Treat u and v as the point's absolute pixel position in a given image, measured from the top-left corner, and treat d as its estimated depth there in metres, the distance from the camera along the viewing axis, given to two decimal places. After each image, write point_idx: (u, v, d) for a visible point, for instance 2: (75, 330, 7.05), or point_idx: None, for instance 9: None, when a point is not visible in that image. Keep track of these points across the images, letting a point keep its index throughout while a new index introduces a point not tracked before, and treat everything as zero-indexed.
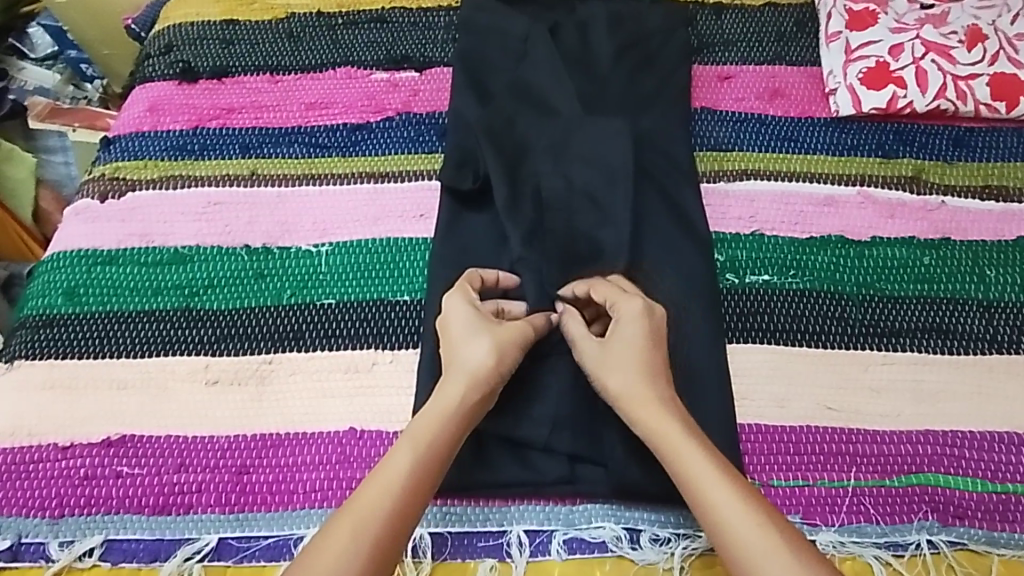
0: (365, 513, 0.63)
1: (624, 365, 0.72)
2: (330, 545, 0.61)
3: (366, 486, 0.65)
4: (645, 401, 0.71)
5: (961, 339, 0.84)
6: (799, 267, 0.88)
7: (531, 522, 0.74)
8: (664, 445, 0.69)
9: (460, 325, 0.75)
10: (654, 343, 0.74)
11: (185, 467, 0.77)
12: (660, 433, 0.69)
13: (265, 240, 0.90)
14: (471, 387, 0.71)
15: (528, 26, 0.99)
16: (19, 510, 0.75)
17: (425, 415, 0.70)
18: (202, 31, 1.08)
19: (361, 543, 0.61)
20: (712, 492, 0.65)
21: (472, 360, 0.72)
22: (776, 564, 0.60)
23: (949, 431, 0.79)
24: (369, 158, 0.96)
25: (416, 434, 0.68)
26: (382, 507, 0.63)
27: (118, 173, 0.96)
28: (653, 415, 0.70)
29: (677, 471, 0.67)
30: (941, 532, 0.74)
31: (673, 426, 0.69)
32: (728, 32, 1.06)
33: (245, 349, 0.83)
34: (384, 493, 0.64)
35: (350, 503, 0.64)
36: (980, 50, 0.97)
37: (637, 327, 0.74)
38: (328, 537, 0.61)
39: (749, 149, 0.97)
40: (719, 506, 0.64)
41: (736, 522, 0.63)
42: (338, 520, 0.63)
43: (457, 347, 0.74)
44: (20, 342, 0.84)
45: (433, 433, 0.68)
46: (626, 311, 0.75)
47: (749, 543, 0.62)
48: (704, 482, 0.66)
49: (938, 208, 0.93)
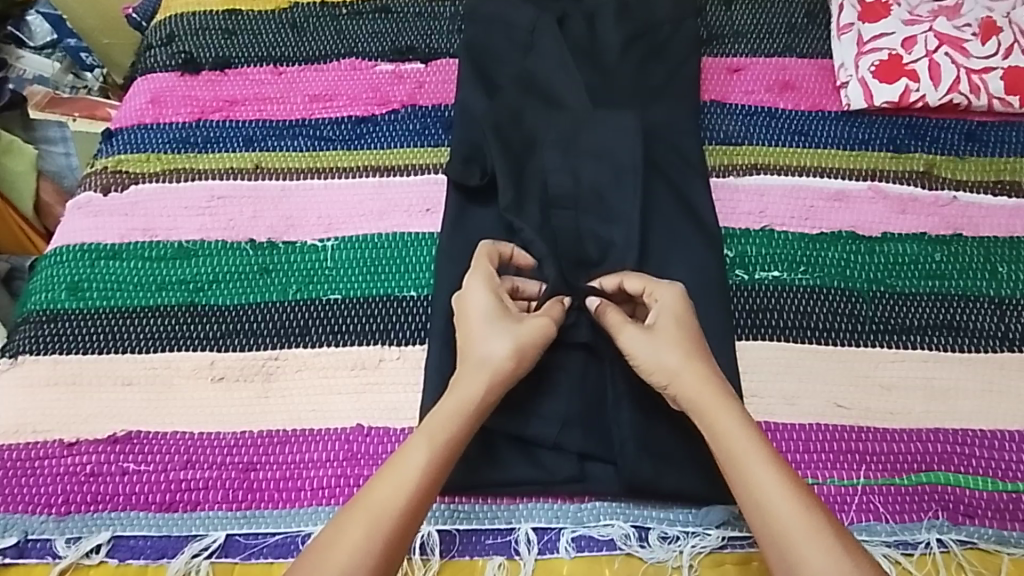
0: (381, 506, 0.62)
1: (669, 346, 0.71)
2: (346, 539, 0.60)
3: (382, 478, 0.64)
4: (690, 378, 0.69)
5: (972, 336, 0.84)
6: (810, 263, 0.87)
7: (540, 519, 0.74)
8: (709, 418, 0.68)
9: (482, 317, 0.73)
10: (696, 329, 0.73)
11: (191, 464, 0.77)
12: (706, 406, 0.68)
13: (270, 235, 0.90)
14: (490, 383, 0.70)
15: (535, 16, 0.97)
16: (24, 508, 0.75)
17: (443, 409, 0.68)
18: (204, 21, 1.06)
19: (376, 539, 0.60)
20: (755, 471, 0.64)
21: (492, 354, 0.71)
22: (812, 545, 0.60)
23: (960, 429, 0.79)
24: (374, 151, 0.95)
25: (435, 430, 0.67)
26: (399, 502, 0.62)
27: (120, 166, 0.95)
28: (699, 390, 0.69)
29: (721, 444, 0.66)
30: (951, 530, 0.73)
31: (719, 402, 0.68)
32: (737, 23, 1.05)
33: (250, 345, 0.83)
34: (401, 488, 0.63)
35: (366, 494, 0.63)
36: (994, 42, 0.96)
37: (677, 313, 0.73)
38: (343, 531, 0.61)
39: (758, 143, 0.96)
40: (760, 486, 0.63)
41: (776, 504, 0.62)
42: (352, 514, 0.62)
43: (476, 340, 0.72)
44: (24, 337, 0.83)
45: (451, 429, 0.67)
46: (664, 297, 0.75)
47: (790, 526, 0.61)
48: (748, 459, 0.65)
49: (950, 204, 0.92)
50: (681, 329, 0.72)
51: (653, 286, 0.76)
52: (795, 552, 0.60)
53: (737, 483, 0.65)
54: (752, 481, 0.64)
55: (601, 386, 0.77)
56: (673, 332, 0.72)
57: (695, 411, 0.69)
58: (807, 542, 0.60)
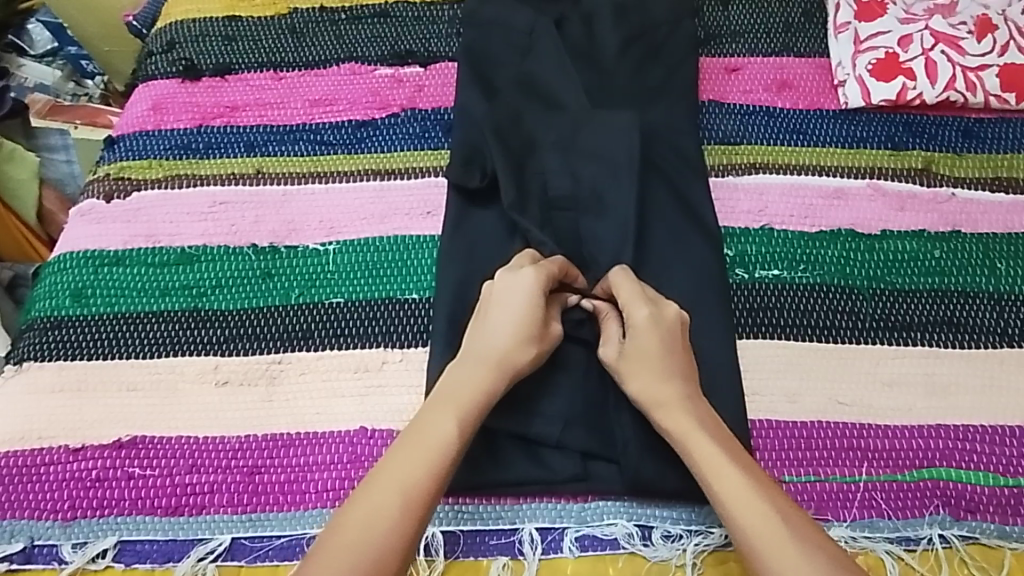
0: (410, 480, 0.64)
1: (643, 370, 0.72)
2: (382, 512, 0.62)
3: (407, 452, 0.66)
4: (667, 402, 0.71)
5: (972, 332, 0.84)
6: (809, 262, 0.88)
7: (543, 519, 0.74)
8: (685, 441, 0.69)
9: (504, 298, 0.75)
10: (673, 346, 0.74)
11: (197, 468, 0.77)
12: (676, 420, 0.70)
13: (272, 240, 0.90)
14: (505, 365, 0.72)
15: (533, 19, 0.98)
16: (30, 513, 0.75)
17: (464, 386, 0.70)
18: (204, 28, 1.07)
19: (410, 511, 0.63)
20: (726, 481, 0.65)
21: (505, 341, 0.73)
22: (790, 553, 0.60)
23: (961, 425, 0.79)
24: (374, 155, 0.96)
25: (458, 406, 0.69)
26: (427, 475, 0.65)
27: (123, 173, 0.95)
28: (672, 407, 0.70)
29: (694, 461, 0.68)
30: (953, 526, 0.74)
31: (693, 424, 0.69)
32: (735, 23, 1.05)
33: (254, 349, 0.83)
34: (429, 463, 0.65)
35: (393, 466, 0.65)
36: (990, 40, 0.96)
37: (652, 334, 0.73)
38: (374, 507, 0.62)
39: (757, 142, 0.96)
40: (734, 500, 0.64)
41: (755, 520, 0.63)
42: (385, 485, 0.64)
43: (492, 324, 0.74)
44: (28, 344, 0.84)
45: (470, 404, 0.69)
46: (639, 318, 0.74)
47: (773, 542, 0.61)
48: (718, 469, 0.66)
49: (949, 200, 0.92)
50: (657, 352, 0.73)
51: (634, 305, 0.75)
52: (774, 561, 0.60)
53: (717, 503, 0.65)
54: (731, 500, 0.64)
55: (603, 386, 0.78)
56: (647, 355, 0.72)
57: (672, 435, 0.70)
58: (789, 555, 0.60)
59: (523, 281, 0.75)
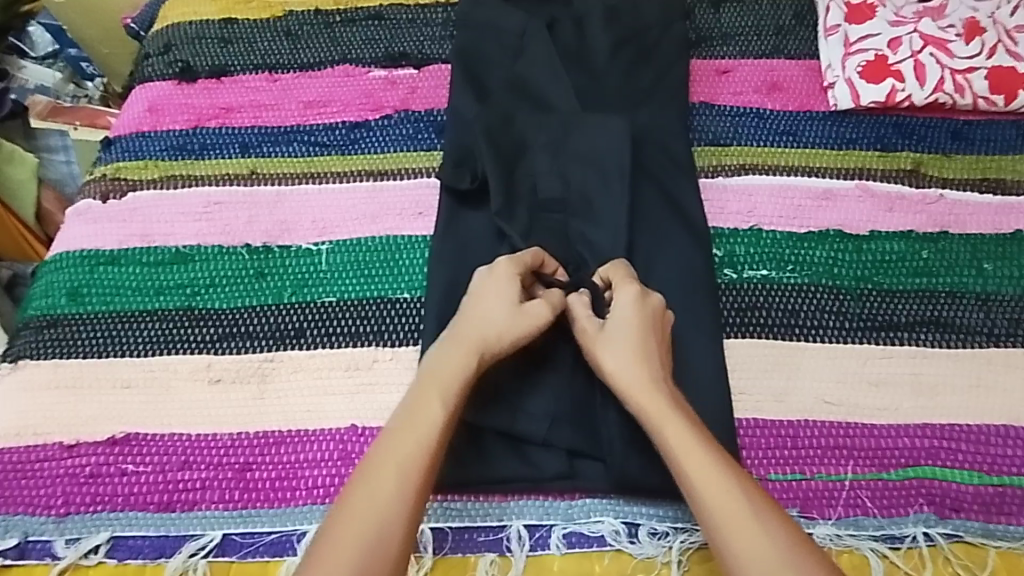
0: (404, 464, 0.64)
1: (621, 349, 0.72)
2: (378, 497, 0.63)
3: (399, 437, 0.66)
4: (643, 387, 0.70)
5: (958, 332, 0.84)
6: (797, 262, 0.88)
7: (531, 516, 0.75)
8: (658, 425, 0.68)
9: (485, 286, 0.76)
10: (655, 330, 0.74)
11: (189, 465, 0.78)
12: (648, 404, 0.69)
13: (265, 239, 0.91)
14: (491, 349, 0.73)
15: (525, 21, 0.99)
16: (24, 509, 0.76)
17: (450, 369, 0.70)
18: (200, 30, 1.08)
19: (406, 493, 0.63)
20: (696, 465, 0.65)
21: (490, 324, 0.74)
22: (753, 537, 0.61)
23: (946, 424, 0.79)
24: (367, 156, 0.97)
25: (444, 389, 0.69)
26: (420, 459, 0.65)
27: (119, 173, 0.96)
28: (644, 391, 0.70)
29: (665, 445, 0.67)
30: (938, 524, 0.74)
31: (666, 408, 0.69)
32: (726, 26, 1.06)
33: (246, 347, 0.84)
34: (422, 445, 0.66)
35: (382, 452, 0.65)
36: (978, 43, 0.97)
37: (635, 312, 0.74)
38: (370, 492, 0.63)
39: (747, 144, 0.97)
40: (703, 484, 0.64)
41: (726, 505, 0.63)
42: (378, 471, 0.64)
43: (477, 310, 0.75)
44: (24, 342, 0.85)
45: (458, 386, 0.70)
46: (622, 299, 0.75)
47: (743, 528, 0.62)
48: (688, 453, 0.66)
49: (937, 201, 0.93)
50: (638, 329, 0.73)
51: (619, 291, 0.76)
52: (739, 545, 0.61)
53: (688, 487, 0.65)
54: (703, 486, 0.64)
55: (590, 385, 0.78)
56: (628, 336, 0.73)
57: (645, 418, 0.69)
58: (755, 539, 0.61)
59: (499, 270, 0.77)
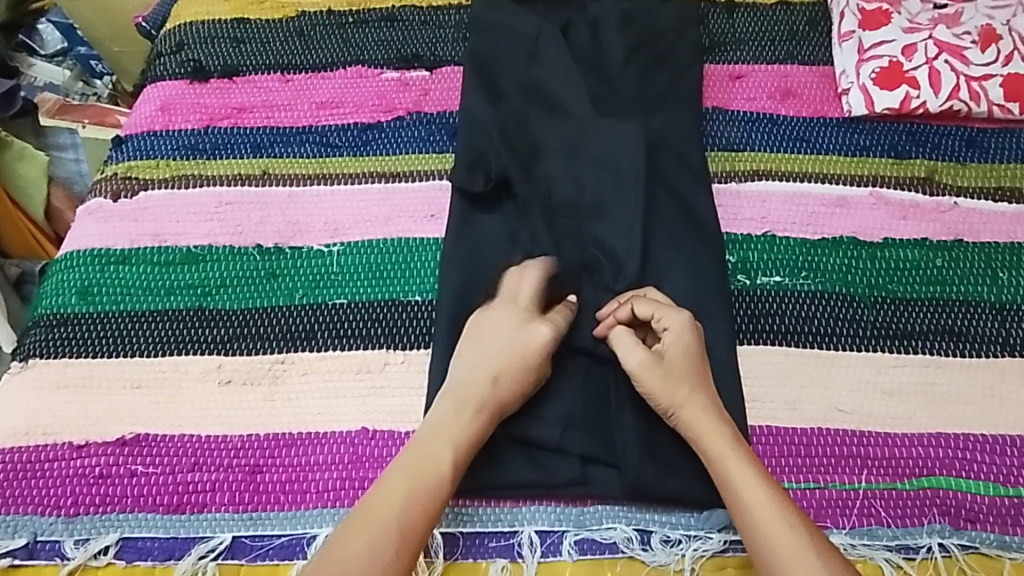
0: (409, 511, 0.67)
1: (680, 367, 0.74)
2: (380, 541, 0.65)
3: (406, 482, 0.69)
4: (698, 413, 0.72)
5: (973, 341, 0.84)
6: (811, 269, 0.88)
7: (543, 522, 0.75)
8: (710, 448, 0.71)
9: (502, 336, 0.77)
10: (702, 357, 0.76)
11: (199, 466, 0.77)
12: (704, 430, 0.72)
13: (276, 240, 0.91)
14: (501, 400, 0.74)
15: (539, 25, 0.98)
16: (34, 509, 0.76)
17: (462, 419, 0.73)
18: (213, 30, 1.08)
19: (405, 539, 0.66)
20: (751, 490, 0.68)
21: (505, 376, 0.75)
22: (805, 562, 0.64)
23: (961, 434, 0.79)
24: (379, 158, 0.96)
25: (456, 440, 0.72)
26: (425, 506, 0.68)
27: (130, 172, 0.96)
28: (699, 417, 0.72)
29: (721, 470, 0.70)
30: (953, 535, 0.74)
31: (721, 431, 0.72)
32: (739, 31, 1.06)
33: (257, 348, 0.84)
34: (427, 495, 0.68)
35: (392, 496, 0.68)
36: (994, 50, 0.97)
37: (686, 340, 0.75)
38: (375, 534, 0.65)
39: (760, 149, 0.97)
40: (759, 509, 0.67)
41: (775, 531, 0.66)
42: (385, 515, 0.67)
43: (479, 355, 0.76)
44: (33, 341, 0.85)
45: (468, 438, 0.72)
46: (673, 324, 0.76)
47: (794, 551, 0.65)
48: (742, 479, 0.69)
49: (951, 210, 0.92)
50: (688, 357, 0.75)
51: (670, 316, 0.77)
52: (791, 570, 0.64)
53: (736, 509, 0.68)
54: (756, 509, 0.67)
55: (604, 391, 0.78)
56: (688, 359, 0.75)
57: (696, 439, 0.72)
58: (809, 565, 0.64)
59: (517, 320, 0.78)
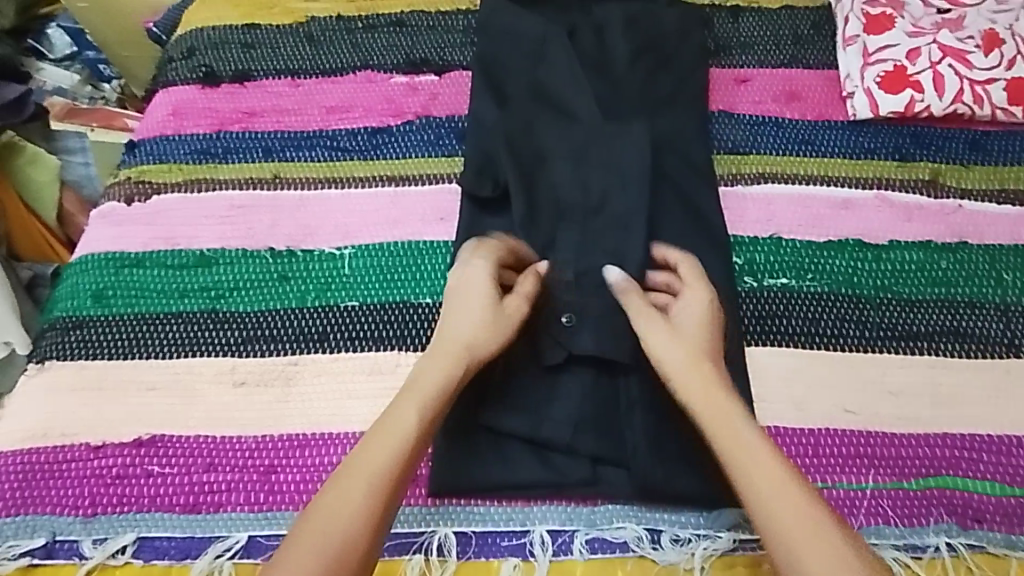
0: (377, 467, 0.65)
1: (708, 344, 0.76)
2: (346, 499, 0.63)
3: (373, 442, 0.67)
4: (719, 407, 0.70)
5: (978, 342, 0.85)
6: (817, 270, 0.89)
7: (554, 521, 0.75)
8: (728, 439, 0.68)
9: (473, 298, 0.78)
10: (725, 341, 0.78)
11: (214, 467, 0.78)
12: (722, 422, 0.69)
13: (288, 243, 0.92)
14: (470, 356, 0.74)
15: (546, 29, 0.99)
16: (51, 509, 0.77)
17: (427, 376, 0.72)
18: (224, 35, 1.09)
19: (376, 497, 0.64)
20: (770, 483, 0.64)
21: (474, 334, 0.75)
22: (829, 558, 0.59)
23: (967, 434, 0.80)
24: (388, 161, 0.97)
25: (423, 396, 0.70)
26: (392, 462, 0.65)
27: (143, 176, 0.97)
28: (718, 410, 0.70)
29: (739, 464, 0.66)
30: (960, 535, 0.75)
31: (740, 424, 0.69)
32: (745, 35, 1.07)
33: (270, 350, 0.85)
34: (396, 450, 0.66)
35: (358, 457, 0.66)
36: (997, 54, 0.98)
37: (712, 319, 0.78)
38: (342, 495, 0.63)
39: (766, 152, 0.98)
40: (778, 502, 0.63)
41: (795, 526, 0.62)
42: (351, 474, 0.64)
43: (452, 315, 0.77)
44: (50, 343, 0.86)
45: (436, 394, 0.71)
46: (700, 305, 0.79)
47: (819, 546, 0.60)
48: (761, 471, 0.65)
49: (955, 212, 0.93)
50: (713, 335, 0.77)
51: (690, 284, 0.81)
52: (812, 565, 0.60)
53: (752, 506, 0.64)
54: (776, 503, 0.63)
55: (613, 392, 0.80)
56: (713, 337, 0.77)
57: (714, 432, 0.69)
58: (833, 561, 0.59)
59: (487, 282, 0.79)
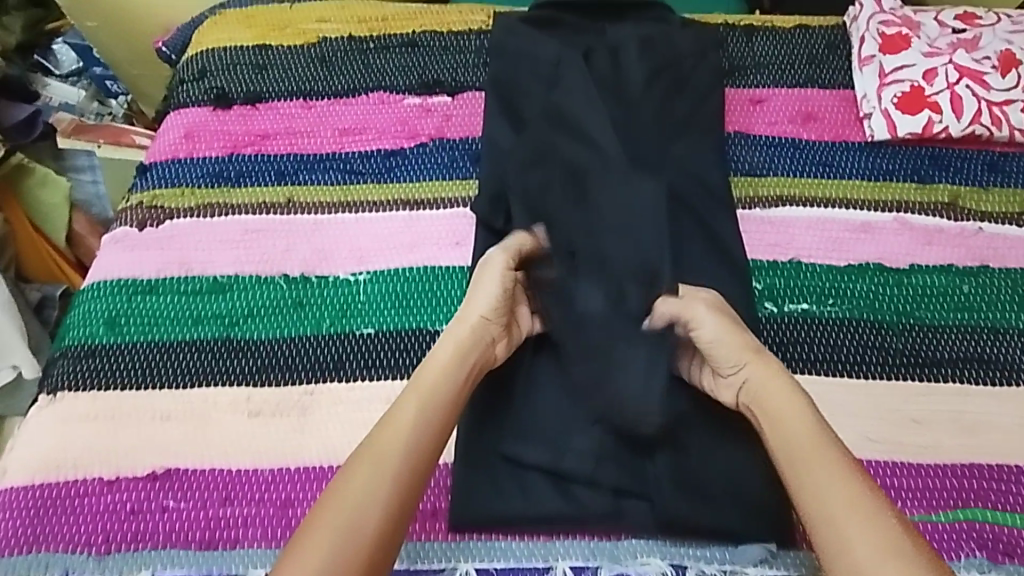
0: (379, 459, 0.66)
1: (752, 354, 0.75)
2: (348, 493, 0.63)
3: (375, 435, 0.68)
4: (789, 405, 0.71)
5: (1001, 368, 0.84)
6: (837, 295, 0.88)
7: (577, 557, 0.74)
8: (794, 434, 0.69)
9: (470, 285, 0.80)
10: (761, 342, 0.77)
11: (230, 500, 0.77)
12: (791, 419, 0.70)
13: (303, 269, 0.91)
14: (473, 336, 0.75)
15: (561, 51, 0.99)
16: (64, 546, 0.75)
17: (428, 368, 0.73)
18: (236, 56, 1.08)
19: (380, 489, 0.64)
20: (828, 480, 0.65)
21: (474, 314, 0.77)
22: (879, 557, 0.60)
23: (995, 465, 0.79)
24: (402, 185, 0.97)
25: (423, 390, 0.71)
26: (394, 455, 0.66)
27: (156, 201, 0.96)
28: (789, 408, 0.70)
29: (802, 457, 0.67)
30: (992, 570, 0.72)
31: (809, 425, 0.69)
32: (760, 55, 1.07)
33: (286, 379, 0.84)
34: (398, 443, 0.67)
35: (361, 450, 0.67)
36: (1014, 76, 0.98)
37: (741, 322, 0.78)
38: (346, 488, 0.64)
39: (783, 175, 0.97)
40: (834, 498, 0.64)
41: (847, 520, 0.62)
42: (354, 468, 0.65)
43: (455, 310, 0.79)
44: (61, 373, 0.85)
45: (438, 390, 0.71)
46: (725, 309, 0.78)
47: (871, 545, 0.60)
48: (822, 468, 0.66)
49: (976, 235, 0.92)
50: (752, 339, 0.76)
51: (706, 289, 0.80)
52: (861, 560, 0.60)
53: (807, 510, 0.65)
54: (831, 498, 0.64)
55: None
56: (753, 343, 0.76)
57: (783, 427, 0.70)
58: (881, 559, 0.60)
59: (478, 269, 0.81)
